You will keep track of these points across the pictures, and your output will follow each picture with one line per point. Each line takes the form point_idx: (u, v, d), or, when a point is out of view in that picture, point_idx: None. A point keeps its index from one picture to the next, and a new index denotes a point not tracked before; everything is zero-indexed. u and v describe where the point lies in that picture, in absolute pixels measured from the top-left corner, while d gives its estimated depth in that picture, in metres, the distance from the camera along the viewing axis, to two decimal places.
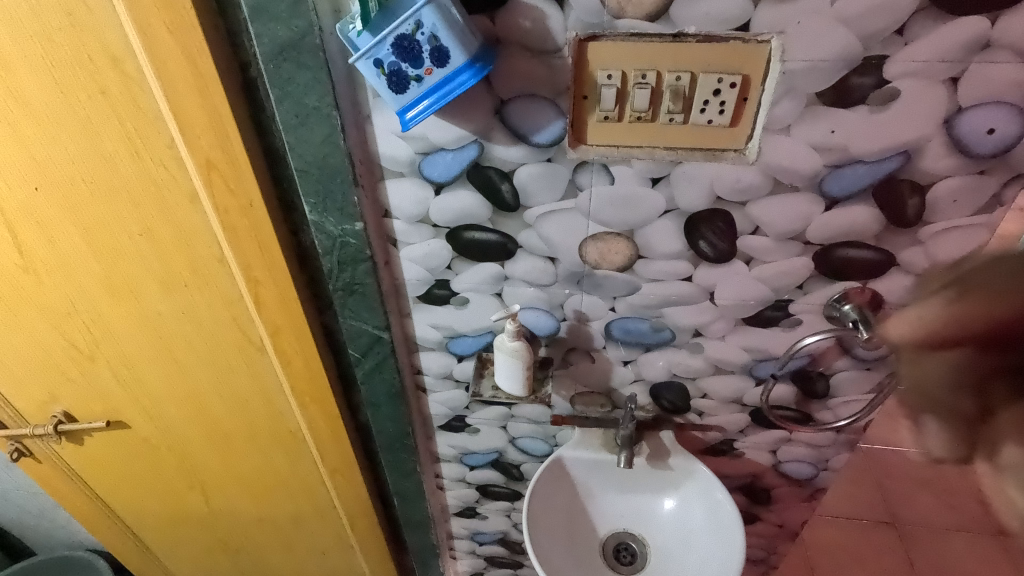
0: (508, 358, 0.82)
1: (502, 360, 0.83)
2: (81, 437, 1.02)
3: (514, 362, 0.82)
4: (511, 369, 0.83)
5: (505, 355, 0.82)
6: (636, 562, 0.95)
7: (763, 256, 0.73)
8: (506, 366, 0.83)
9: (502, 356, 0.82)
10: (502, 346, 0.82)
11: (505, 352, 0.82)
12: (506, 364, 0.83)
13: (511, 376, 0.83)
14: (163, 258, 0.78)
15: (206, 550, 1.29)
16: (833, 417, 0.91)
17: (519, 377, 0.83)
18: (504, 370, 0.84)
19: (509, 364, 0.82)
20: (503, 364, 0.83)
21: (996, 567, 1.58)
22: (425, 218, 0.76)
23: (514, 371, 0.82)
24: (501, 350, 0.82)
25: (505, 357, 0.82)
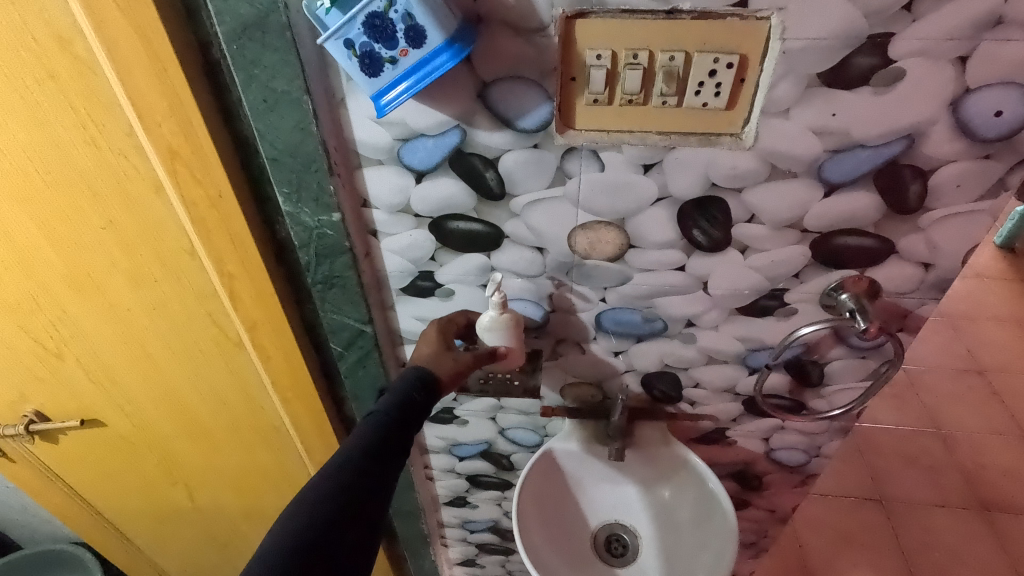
0: (500, 326, 0.76)
1: (492, 332, 0.76)
2: (56, 436, 0.99)
3: (508, 326, 0.76)
4: (507, 335, 0.77)
5: (497, 325, 0.76)
6: (627, 554, 0.94)
7: (758, 245, 0.71)
8: (501, 335, 0.77)
9: (494, 327, 0.76)
10: (488, 316, 0.76)
11: (496, 322, 0.76)
12: (499, 334, 0.77)
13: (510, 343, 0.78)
14: (129, 252, 0.74)
15: (193, 544, 1.27)
16: (826, 405, 0.90)
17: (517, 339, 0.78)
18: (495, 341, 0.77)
19: (505, 331, 0.76)
20: (493, 337, 0.77)
21: (980, 541, 1.60)
22: (406, 208, 0.73)
23: (510, 335, 0.77)
24: (490, 321, 0.76)
25: (497, 326, 0.76)
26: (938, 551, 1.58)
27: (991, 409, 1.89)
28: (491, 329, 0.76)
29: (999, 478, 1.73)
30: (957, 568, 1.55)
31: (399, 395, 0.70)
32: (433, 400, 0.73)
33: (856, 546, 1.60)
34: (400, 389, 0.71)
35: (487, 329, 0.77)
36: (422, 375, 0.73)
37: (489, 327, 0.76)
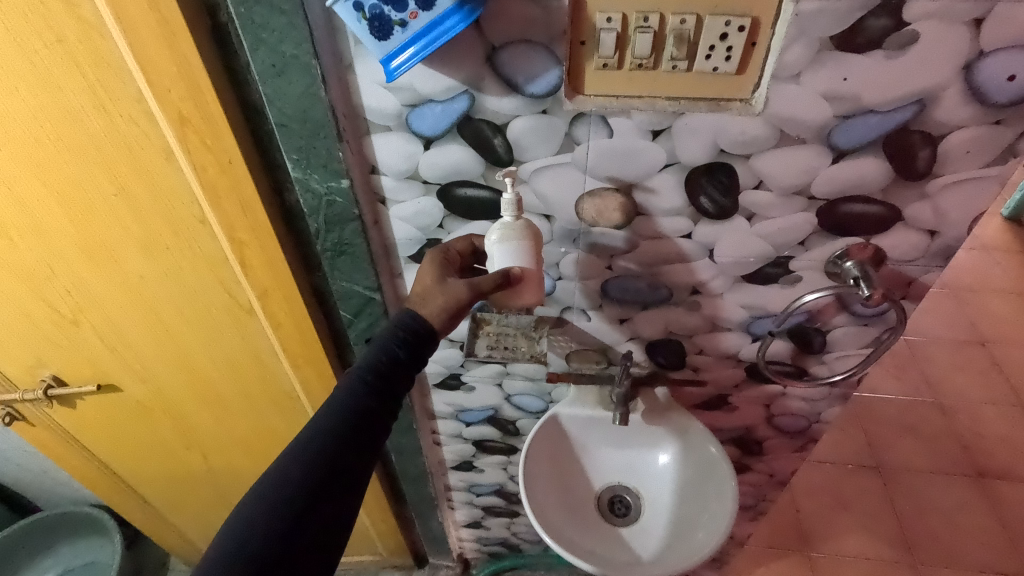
0: (513, 240, 0.68)
1: (504, 248, 0.68)
2: (74, 401, 1.01)
3: (523, 239, 0.68)
4: (520, 252, 0.68)
5: (510, 236, 0.68)
6: (630, 514, 0.98)
7: (765, 212, 0.71)
8: (514, 250, 0.68)
9: (506, 243, 0.68)
10: (499, 230, 0.69)
11: (509, 234, 0.68)
12: (512, 248, 0.68)
13: (525, 262, 0.68)
14: (141, 219, 0.74)
15: (208, 506, 1.31)
16: (827, 372, 0.92)
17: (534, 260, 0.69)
18: (507, 263, 0.68)
19: (518, 244, 0.68)
20: (504, 255, 0.68)
21: (973, 506, 1.63)
22: (415, 175, 0.73)
23: (526, 251, 0.68)
24: (502, 234, 0.68)
25: (510, 239, 0.68)
26: (932, 516, 1.62)
27: (991, 379, 1.91)
28: (503, 242, 0.68)
29: (995, 446, 1.76)
30: (950, 532, 1.59)
31: (378, 352, 0.62)
32: (424, 352, 0.65)
33: (851, 510, 1.63)
34: (378, 346, 0.63)
35: (497, 247, 0.68)
36: (409, 325, 0.64)
37: (500, 240, 0.68)
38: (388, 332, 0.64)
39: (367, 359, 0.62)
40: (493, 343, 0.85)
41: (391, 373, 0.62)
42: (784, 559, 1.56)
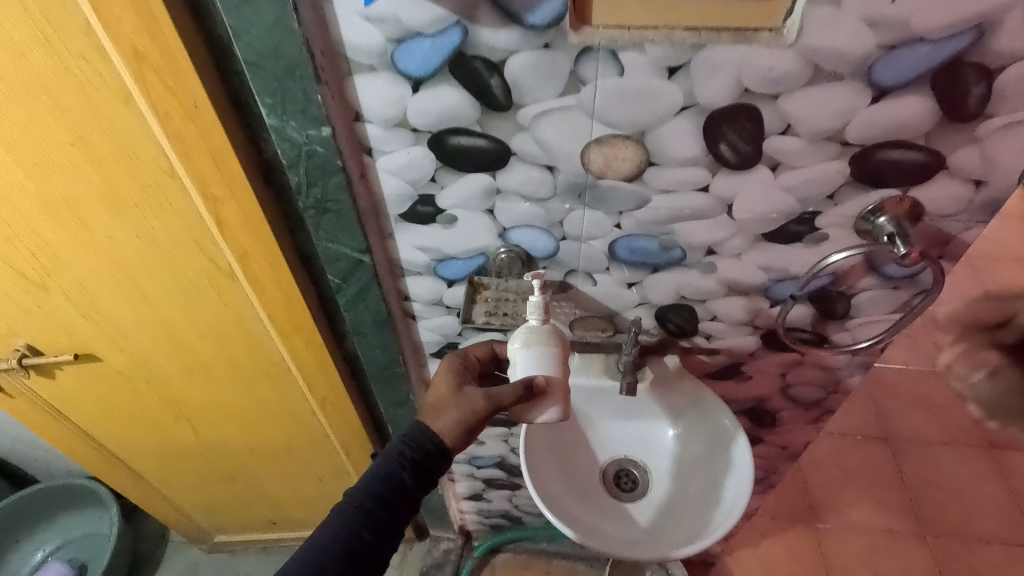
0: (538, 346, 0.70)
1: (528, 353, 0.70)
2: (52, 371, 0.96)
3: (547, 345, 0.70)
4: (545, 359, 0.70)
5: (534, 342, 0.70)
6: (637, 488, 0.93)
7: (792, 161, 0.64)
8: (538, 357, 0.70)
9: (530, 348, 0.70)
10: (523, 335, 0.71)
11: (533, 339, 0.71)
12: (536, 356, 0.70)
13: (550, 371, 0.70)
14: (103, 172, 0.68)
15: (202, 479, 1.27)
16: (850, 340, 0.86)
17: (560, 367, 0.71)
18: (532, 371, 0.70)
19: (543, 351, 0.70)
20: (528, 362, 0.70)
21: (985, 478, 1.59)
22: (403, 122, 0.66)
23: (550, 359, 0.70)
24: (526, 339, 0.71)
25: (534, 345, 0.70)
26: (943, 486, 1.57)
27: None
28: (527, 347, 0.70)
29: None
30: (961, 502, 1.54)
31: (382, 472, 0.63)
32: (427, 476, 0.65)
33: (859, 482, 1.59)
34: (381, 465, 0.63)
35: (521, 353, 0.70)
36: (420, 443, 0.66)
37: (524, 346, 0.70)
38: (394, 450, 0.65)
39: (368, 481, 0.63)
40: (491, 309, 0.81)
41: (394, 496, 0.62)
42: (793, 531, 1.50)
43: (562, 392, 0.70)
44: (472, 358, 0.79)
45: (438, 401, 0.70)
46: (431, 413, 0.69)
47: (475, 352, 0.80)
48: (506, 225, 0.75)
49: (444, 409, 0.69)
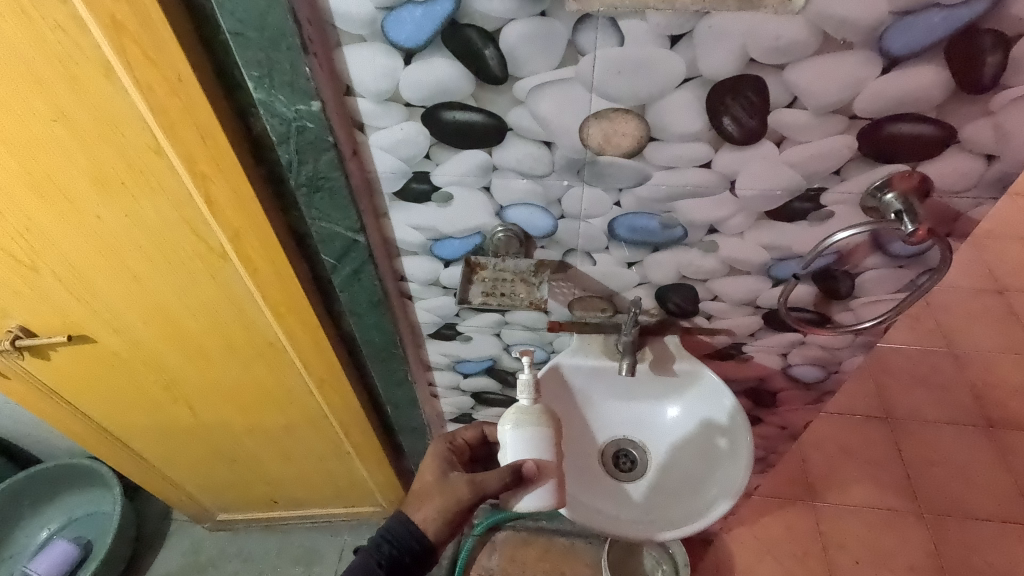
0: (529, 426, 0.72)
1: (518, 434, 0.72)
2: (47, 352, 0.95)
3: (538, 426, 0.72)
4: (536, 441, 0.71)
5: (525, 422, 0.72)
6: (636, 468, 0.93)
7: (797, 136, 0.62)
8: (530, 438, 0.71)
9: (521, 430, 0.72)
10: (514, 415, 0.73)
11: (524, 419, 0.72)
12: (527, 437, 0.71)
13: (541, 454, 0.71)
14: (88, 149, 0.66)
15: (203, 459, 1.27)
16: (853, 320, 0.85)
17: (551, 449, 0.72)
18: (522, 455, 0.71)
19: (534, 431, 0.72)
20: (518, 444, 0.71)
21: (984, 456, 1.59)
22: (396, 96, 0.64)
23: (542, 441, 0.72)
24: (517, 419, 0.73)
25: (525, 425, 0.72)
26: (941, 465, 1.57)
27: (1008, 327, 1.85)
28: (517, 428, 0.72)
29: (1009, 396, 1.70)
30: (958, 481, 1.54)
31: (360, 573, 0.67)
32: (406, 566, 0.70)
33: (858, 461, 1.59)
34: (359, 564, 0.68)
35: (511, 435, 0.72)
36: (401, 539, 0.70)
37: (515, 428, 0.72)
38: (373, 547, 0.70)
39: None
40: (489, 289, 0.78)
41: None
42: (791, 509, 1.50)
43: (555, 476, 0.71)
44: (459, 442, 0.89)
45: (424, 489, 0.75)
46: (415, 501, 0.74)
47: (463, 437, 0.91)
48: (503, 204, 0.74)
49: (428, 496, 0.73)
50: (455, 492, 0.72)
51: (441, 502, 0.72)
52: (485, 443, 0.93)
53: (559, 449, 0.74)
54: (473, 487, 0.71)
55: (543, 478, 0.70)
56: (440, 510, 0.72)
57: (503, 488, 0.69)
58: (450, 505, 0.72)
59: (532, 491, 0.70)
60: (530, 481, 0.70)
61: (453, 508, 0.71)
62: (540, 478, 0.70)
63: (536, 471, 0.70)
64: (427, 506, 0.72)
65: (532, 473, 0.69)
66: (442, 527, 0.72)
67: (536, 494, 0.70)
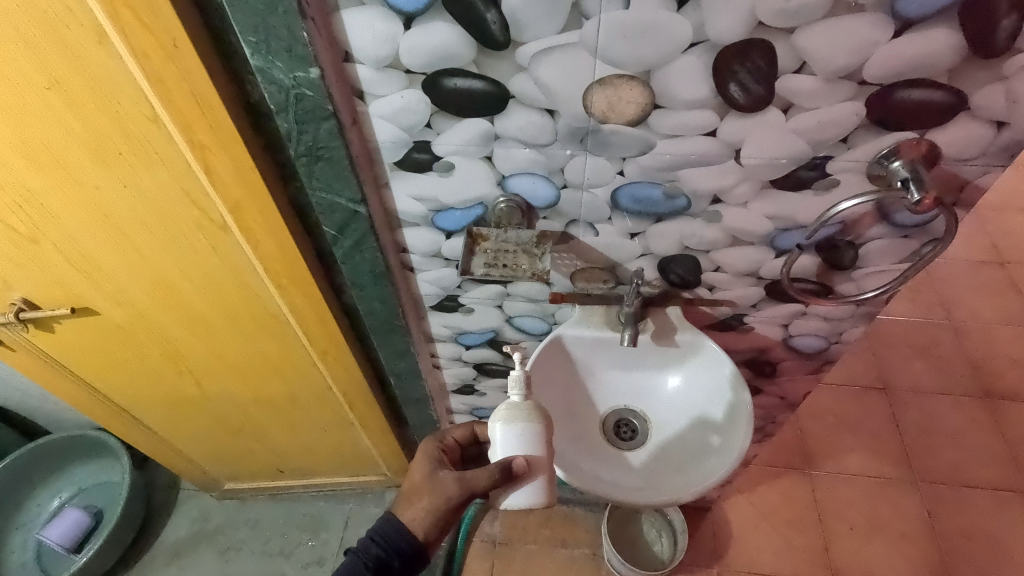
0: (519, 422, 0.72)
1: (509, 430, 0.72)
2: (51, 325, 0.96)
3: (528, 422, 0.72)
4: (527, 436, 0.72)
5: (515, 418, 0.72)
6: (637, 437, 0.94)
7: (804, 103, 0.61)
8: (520, 434, 0.72)
9: (511, 426, 0.72)
10: (505, 412, 0.73)
11: (515, 416, 0.73)
12: (518, 434, 0.72)
13: (531, 450, 0.72)
14: (84, 118, 0.65)
15: (208, 429, 1.29)
16: (855, 290, 0.85)
17: (541, 445, 0.73)
18: (512, 451, 0.71)
19: (524, 427, 0.72)
20: (509, 440, 0.72)
21: (979, 426, 1.61)
22: (396, 63, 0.62)
23: (533, 437, 0.72)
24: (508, 416, 0.73)
25: (515, 421, 0.72)
26: (936, 435, 1.59)
27: (1008, 298, 1.85)
28: (508, 424, 0.72)
29: (1007, 366, 1.71)
30: (952, 450, 1.56)
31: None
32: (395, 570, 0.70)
33: (856, 431, 1.61)
34: (348, 565, 0.68)
35: (501, 431, 0.72)
36: (389, 540, 0.70)
37: (505, 423, 0.72)
38: (360, 548, 0.69)
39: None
40: (491, 260, 0.78)
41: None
42: (787, 478, 1.53)
43: (545, 471, 0.72)
44: (449, 441, 0.86)
45: (414, 488, 0.74)
46: (403, 500, 0.73)
47: (453, 435, 0.87)
48: (505, 174, 0.73)
49: (418, 496, 0.72)
50: (443, 490, 0.71)
51: (430, 500, 0.71)
52: (476, 443, 0.89)
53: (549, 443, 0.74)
54: (462, 485, 0.70)
55: (533, 474, 0.71)
56: (429, 508, 0.71)
57: (492, 485, 0.69)
58: (439, 504, 0.71)
59: (521, 487, 0.70)
60: (518, 477, 0.70)
61: (441, 507, 0.70)
62: (529, 474, 0.71)
63: (526, 467, 0.70)
64: (416, 505, 0.72)
65: (522, 469, 0.69)
66: (431, 526, 0.71)
67: (525, 490, 0.70)
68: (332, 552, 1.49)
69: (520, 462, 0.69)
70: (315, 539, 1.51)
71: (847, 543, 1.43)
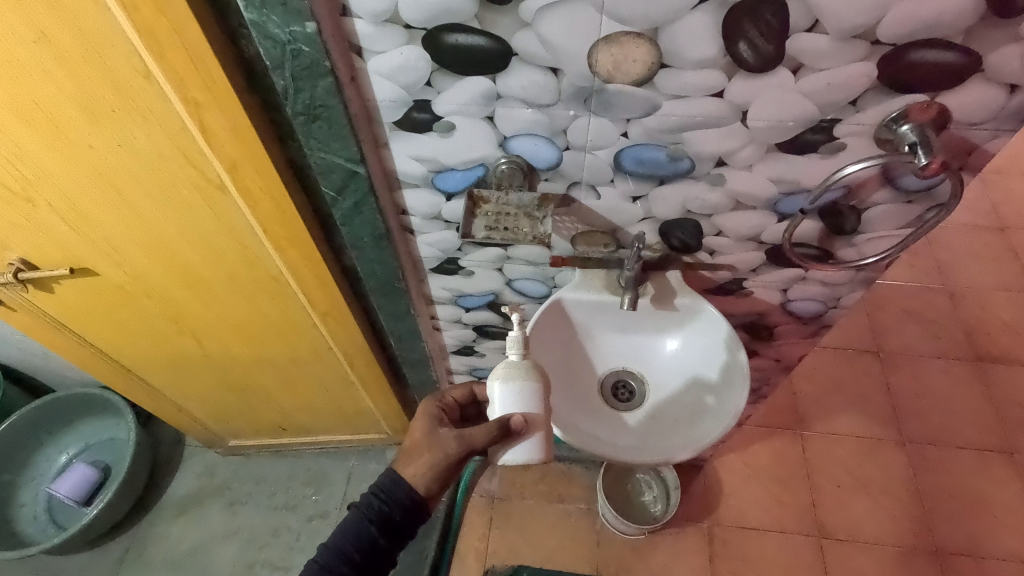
0: (518, 380, 0.73)
1: (507, 389, 0.73)
2: (50, 285, 0.96)
3: (527, 380, 0.74)
4: (525, 395, 0.73)
5: (513, 376, 0.74)
6: (634, 398, 0.96)
7: (815, 63, 0.60)
8: (518, 392, 0.73)
9: (509, 384, 0.73)
10: (503, 371, 0.74)
11: (513, 374, 0.74)
12: (517, 391, 0.73)
13: (529, 408, 0.73)
14: (73, 73, 0.63)
15: (211, 388, 1.31)
16: (855, 256, 0.85)
17: (539, 403, 0.74)
18: (510, 409, 0.73)
19: (523, 385, 0.73)
20: (507, 398, 0.73)
21: (968, 387, 1.64)
22: (395, 17, 0.60)
23: (531, 395, 0.73)
24: (506, 373, 0.74)
25: (513, 379, 0.73)
26: (926, 397, 1.62)
27: (1005, 263, 1.86)
28: (506, 382, 0.73)
29: (999, 331, 1.74)
30: (940, 412, 1.60)
31: (354, 533, 0.69)
32: (398, 528, 0.71)
33: (847, 393, 1.64)
34: (353, 522, 0.69)
35: (500, 389, 0.73)
36: (391, 494, 0.71)
37: (504, 381, 0.73)
38: (364, 505, 0.71)
39: (341, 539, 0.69)
40: (492, 223, 0.79)
41: (364, 551, 0.68)
42: (778, 438, 1.57)
43: (542, 428, 0.74)
44: (449, 401, 0.87)
45: (415, 445, 0.75)
46: (404, 457, 0.75)
47: (453, 395, 0.88)
48: (506, 135, 0.72)
49: (418, 452, 0.74)
50: (443, 446, 0.73)
51: (430, 457, 0.73)
52: (475, 401, 0.90)
53: (546, 402, 0.76)
54: (461, 442, 0.72)
55: (530, 431, 0.72)
56: (430, 464, 0.72)
57: (491, 442, 0.71)
58: (439, 460, 0.73)
59: (519, 444, 0.72)
60: (517, 434, 0.72)
61: (442, 463, 0.72)
62: (528, 431, 0.72)
63: (523, 424, 0.72)
64: (417, 461, 0.73)
65: (520, 426, 0.71)
66: (432, 481, 0.73)
67: (523, 447, 0.72)
68: (336, 506, 1.53)
69: (517, 420, 0.71)
70: (318, 493, 1.56)
71: (833, 500, 1.48)
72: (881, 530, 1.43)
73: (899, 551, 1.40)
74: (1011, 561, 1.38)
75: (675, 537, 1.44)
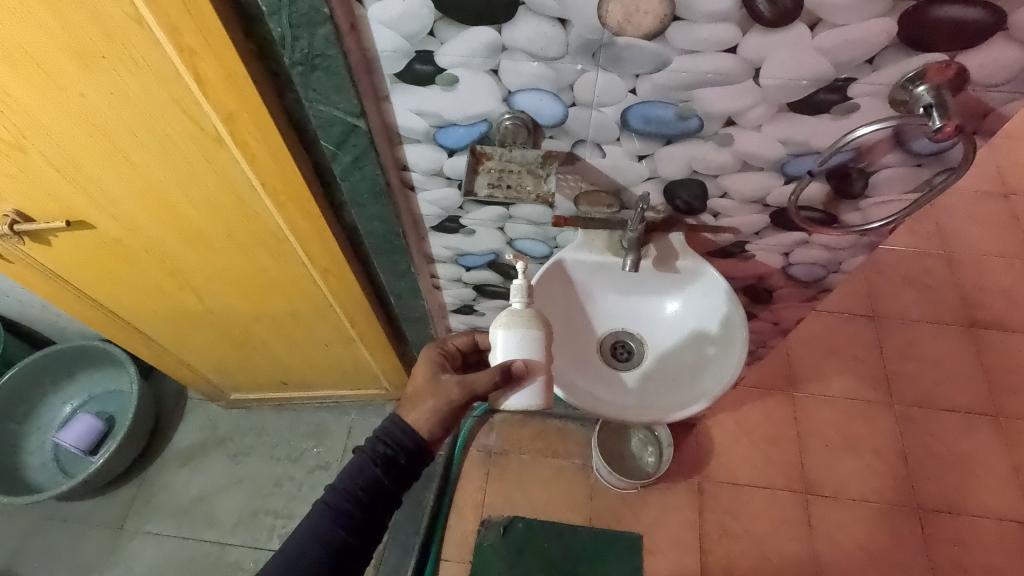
0: (520, 328, 0.74)
1: (510, 335, 0.74)
2: (47, 237, 0.95)
3: (528, 328, 0.75)
4: (527, 342, 0.74)
5: (516, 324, 0.75)
6: (633, 359, 0.97)
7: (833, 18, 0.57)
8: (520, 338, 0.74)
9: (512, 331, 0.74)
10: (505, 318, 0.76)
11: (515, 322, 0.75)
12: (518, 338, 0.74)
13: (531, 354, 0.74)
14: (60, 16, 0.61)
15: (212, 342, 1.32)
16: (860, 220, 0.84)
17: (541, 351, 0.75)
18: (512, 355, 0.74)
19: (524, 333, 0.74)
20: (510, 344, 0.74)
21: (961, 352, 1.66)
22: None
23: (533, 342, 0.74)
24: (509, 321, 0.75)
25: (516, 327, 0.74)
26: (918, 362, 1.65)
27: (1007, 230, 1.85)
28: (509, 329, 0.74)
29: (996, 297, 1.74)
30: (932, 375, 1.63)
31: (358, 474, 0.70)
32: (403, 471, 0.73)
33: (841, 355, 1.66)
34: (357, 464, 0.70)
35: (503, 336, 0.75)
36: (394, 438, 0.72)
37: (506, 329, 0.74)
38: (368, 448, 0.72)
39: (346, 479, 0.70)
40: (495, 180, 0.76)
41: (369, 491, 0.69)
42: (771, 398, 1.60)
43: (543, 373, 0.74)
44: (450, 348, 0.87)
45: (417, 391, 0.76)
46: (407, 404, 0.76)
47: (454, 343, 0.88)
48: (512, 89, 0.69)
49: (420, 399, 0.75)
50: (446, 393, 0.74)
51: (432, 403, 0.74)
52: (476, 350, 0.90)
53: (548, 350, 0.76)
54: (463, 389, 0.73)
55: (532, 375, 0.73)
56: (433, 410, 0.74)
57: (492, 388, 0.72)
58: (441, 406, 0.73)
59: (520, 389, 0.73)
60: (518, 379, 0.73)
61: (445, 409, 0.73)
62: (528, 376, 0.73)
63: (525, 369, 0.73)
64: (420, 408, 0.74)
65: (521, 371, 0.72)
66: (435, 426, 0.74)
67: (525, 392, 0.73)
68: (337, 458, 1.57)
69: (519, 365, 0.72)
70: (319, 446, 1.59)
71: (821, 458, 1.52)
72: (865, 486, 1.48)
73: (881, 506, 1.45)
74: (987, 517, 1.44)
75: (667, 490, 1.49)
